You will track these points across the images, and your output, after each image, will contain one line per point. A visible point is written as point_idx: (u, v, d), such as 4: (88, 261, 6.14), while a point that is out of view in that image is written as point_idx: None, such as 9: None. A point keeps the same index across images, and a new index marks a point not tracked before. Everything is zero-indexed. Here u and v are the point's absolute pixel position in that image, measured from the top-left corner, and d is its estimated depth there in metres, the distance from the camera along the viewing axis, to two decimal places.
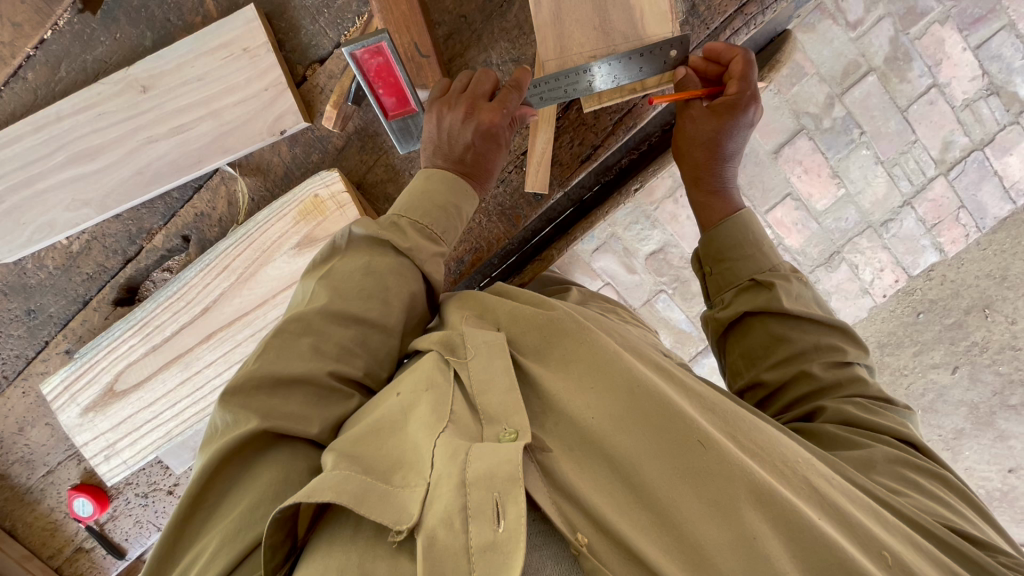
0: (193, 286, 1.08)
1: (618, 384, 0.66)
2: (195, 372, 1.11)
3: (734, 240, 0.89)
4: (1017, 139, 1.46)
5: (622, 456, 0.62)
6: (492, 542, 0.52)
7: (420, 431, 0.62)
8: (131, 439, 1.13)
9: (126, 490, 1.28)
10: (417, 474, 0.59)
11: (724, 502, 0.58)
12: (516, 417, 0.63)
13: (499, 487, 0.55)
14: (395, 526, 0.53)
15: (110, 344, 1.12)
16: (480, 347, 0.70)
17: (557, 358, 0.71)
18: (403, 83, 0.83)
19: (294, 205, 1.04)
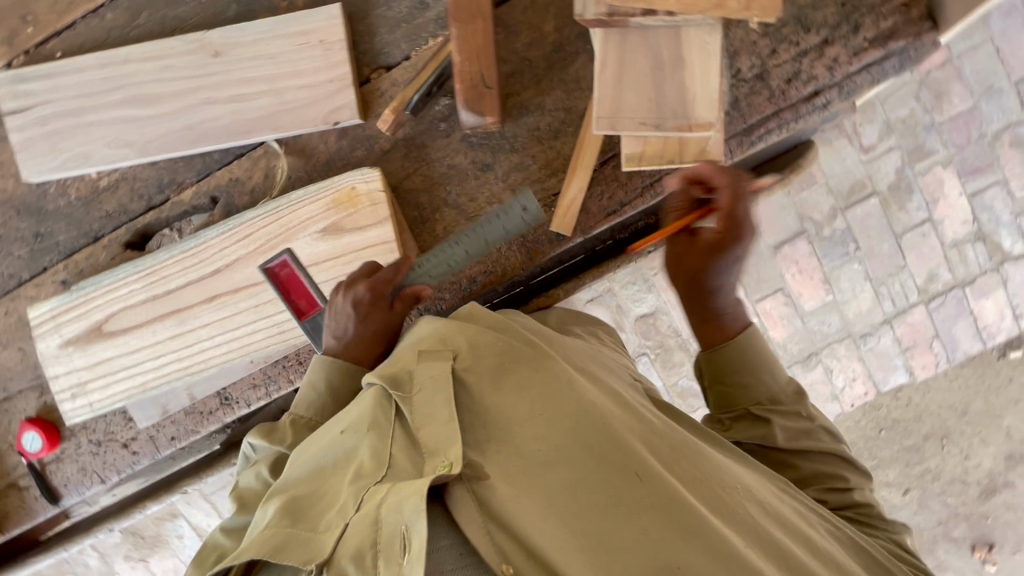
0: (210, 246, 1.10)
1: (565, 412, 0.73)
2: (187, 331, 1.11)
3: (738, 362, 0.91)
4: (995, 286, 1.57)
5: (559, 484, 0.67)
6: (396, 574, 0.59)
7: (352, 474, 0.71)
8: (107, 384, 1.14)
9: (80, 436, 1.23)
10: (345, 513, 0.67)
11: (656, 530, 0.65)
12: (454, 449, 0.69)
13: (407, 518, 0.61)
14: (304, 564, 0.62)
15: (109, 284, 1.12)
16: (426, 382, 0.77)
17: (511, 381, 0.77)
18: (306, 286, 1.06)
19: (329, 193, 1.07)
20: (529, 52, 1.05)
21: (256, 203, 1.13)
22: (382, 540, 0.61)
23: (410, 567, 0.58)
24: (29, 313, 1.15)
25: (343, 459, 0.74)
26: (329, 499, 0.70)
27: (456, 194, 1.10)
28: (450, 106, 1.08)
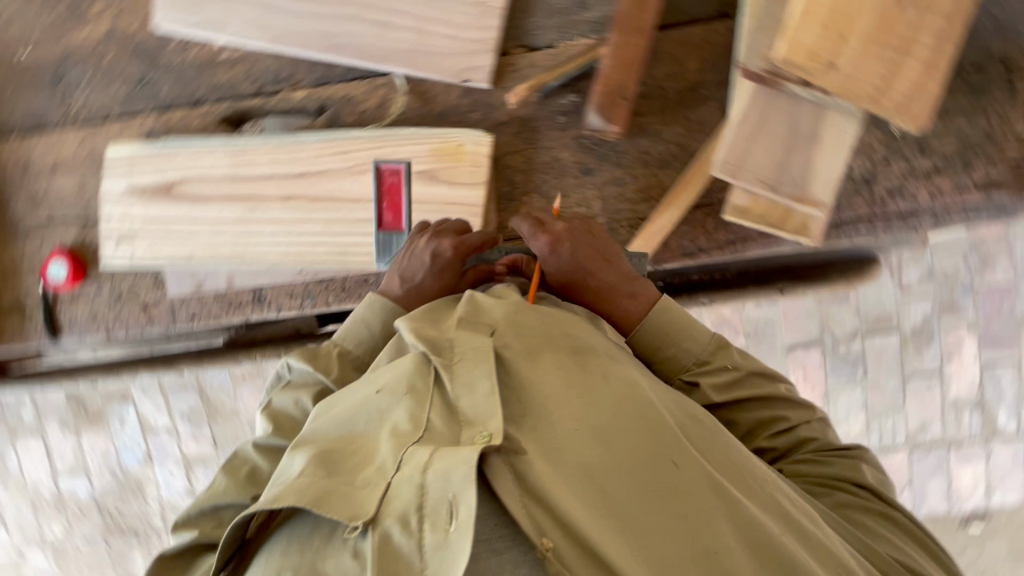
0: (305, 149, 1.12)
1: (606, 393, 0.71)
2: (254, 220, 1.13)
3: (655, 335, 0.92)
4: (979, 456, 1.58)
5: (599, 466, 0.65)
6: (442, 542, 0.58)
7: (389, 435, 0.69)
8: (160, 244, 1.15)
9: (105, 282, 1.22)
10: (386, 473, 0.65)
11: (697, 516, 0.65)
12: (492, 420, 0.67)
13: (456, 487, 0.60)
14: (350, 520, 0.61)
15: (196, 150, 1.14)
16: (468, 352, 0.74)
17: (547, 358, 0.75)
18: (404, 201, 1.09)
19: (437, 141, 1.10)
20: (665, 81, 1.09)
21: (362, 125, 1.15)
22: (428, 507, 0.60)
23: (459, 536, 0.57)
24: (109, 150, 1.16)
25: (376, 418, 0.72)
26: (365, 456, 0.68)
27: (550, 186, 1.13)
28: (576, 103, 1.11)
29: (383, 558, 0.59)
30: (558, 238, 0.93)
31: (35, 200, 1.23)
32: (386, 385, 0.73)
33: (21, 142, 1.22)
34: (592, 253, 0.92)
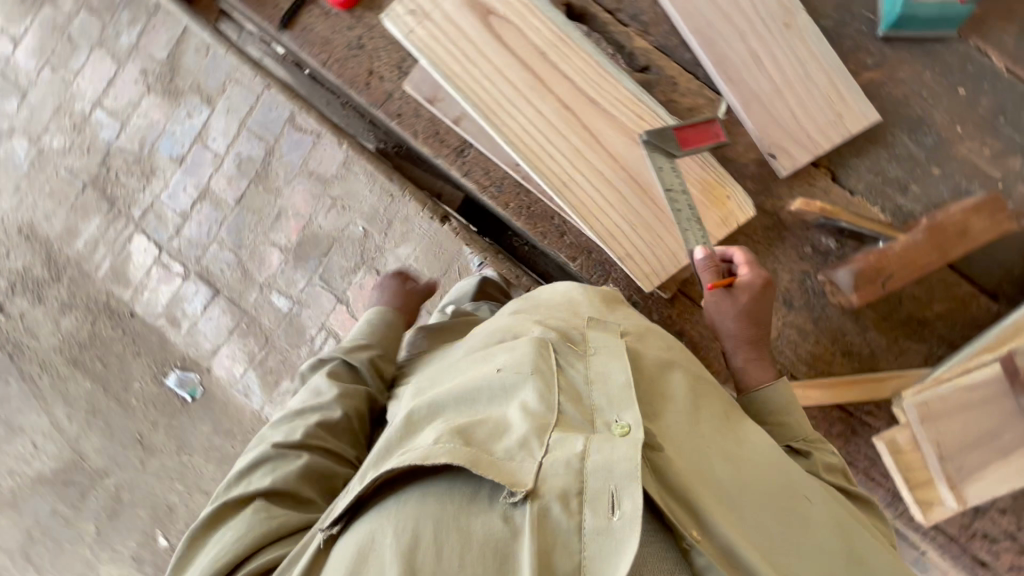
0: (615, 89, 1.10)
1: (715, 432, 1.04)
2: (525, 97, 1.10)
3: (782, 401, 1.18)
4: None
5: (715, 475, 0.96)
6: (607, 525, 0.84)
7: (520, 406, 1.00)
8: (438, 43, 1.11)
9: (361, 34, 1.26)
10: (526, 450, 0.93)
11: (800, 523, 0.94)
12: (625, 413, 0.99)
13: (616, 482, 0.87)
14: (514, 487, 0.87)
15: (535, 7, 1.10)
16: (604, 348, 1.12)
17: (668, 390, 1.09)
18: (709, 138, 1.05)
19: (710, 178, 1.11)
20: (909, 295, 1.33)
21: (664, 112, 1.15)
22: (589, 493, 0.87)
23: (624, 522, 0.83)
24: None
25: (500, 394, 1.04)
26: (491, 431, 0.97)
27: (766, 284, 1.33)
28: (835, 252, 1.29)
29: (545, 524, 0.85)
30: (747, 279, 1.19)
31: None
32: (509, 365, 1.07)
33: None
34: (759, 311, 1.22)
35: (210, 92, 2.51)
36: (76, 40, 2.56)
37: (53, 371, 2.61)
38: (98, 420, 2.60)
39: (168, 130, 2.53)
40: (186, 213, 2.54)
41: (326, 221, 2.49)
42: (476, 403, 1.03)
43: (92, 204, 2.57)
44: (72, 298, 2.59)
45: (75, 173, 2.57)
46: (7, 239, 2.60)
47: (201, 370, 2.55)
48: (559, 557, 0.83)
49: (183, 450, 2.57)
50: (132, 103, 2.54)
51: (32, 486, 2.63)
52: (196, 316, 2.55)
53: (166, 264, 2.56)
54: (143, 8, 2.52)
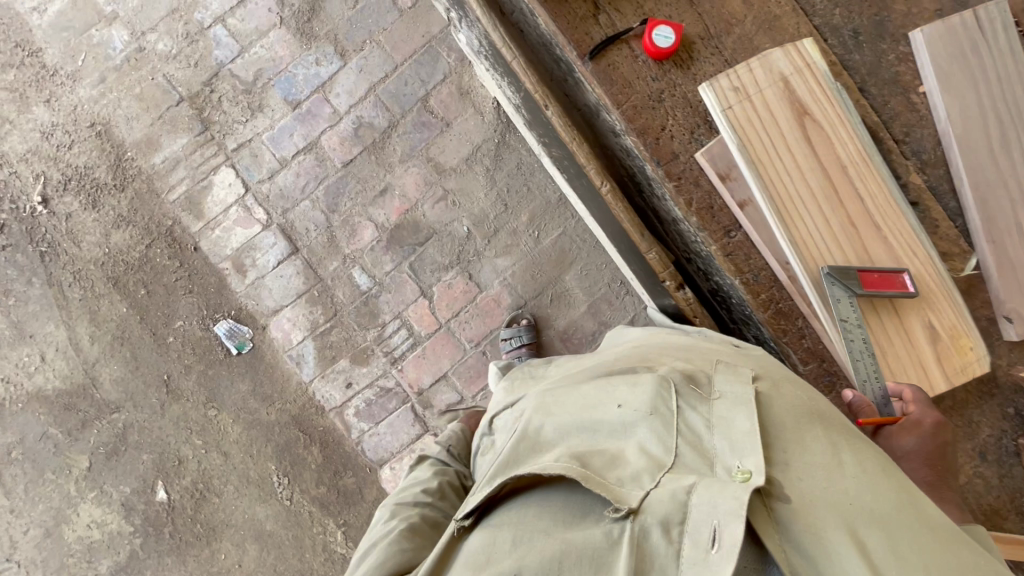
0: (900, 219, 1.14)
1: (859, 480, 0.87)
2: (815, 199, 1.12)
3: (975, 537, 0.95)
4: None
5: (848, 531, 0.81)
6: (704, 558, 0.79)
7: (642, 439, 0.97)
8: (752, 125, 1.11)
9: (666, 88, 1.17)
10: (636, 482, 0.91)
11: None
12: (750, 460, 0.88)
13: (720, 517, 0.80)
14: (618, 503, 0.87)
15: (847, 120, 1.14)
16: (735, 388, 1.02)
17: (815, 428, 0.95)
18: (894, 287, 1.10)
19: (961, 328, 1.14)
20: None
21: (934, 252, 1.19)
22: (690, 524, 0.83)
23: (720, 559, 0.77)
24: (804, 41, 1.13)
25: (621, 429, 1.01)
26: (609, 459, 0.96)
27: None
28: None
29: (640, 548, 0.84)
30: (915, 416, 1.08)
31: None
32: (624, 398, 1.03)
33: None
34: (939, 454, 1.06)
35: (346, 46, 2.38)
36: None
37: (88, 285, 2.37)
38: (124, 350, 2.37)
39: (290, 70, 2.38)
40: (286, 161, 2.38)
41: (431, 210, 2.40)
42: (598, 434, 1.01)
43: (184, 121, 2.37)
44: (132, 213, 2.36)
45: (173, 83, 2.37)
46: (75, 130, 2.36)
47: (256, 326, 2.38)
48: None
49: (211, 403, 2.39)
50: (259, 31, 2.37)
51: (26, 401, 2.36)
52: (266, 270, 2.38)
53: (248, 206, 2.39)
54: None
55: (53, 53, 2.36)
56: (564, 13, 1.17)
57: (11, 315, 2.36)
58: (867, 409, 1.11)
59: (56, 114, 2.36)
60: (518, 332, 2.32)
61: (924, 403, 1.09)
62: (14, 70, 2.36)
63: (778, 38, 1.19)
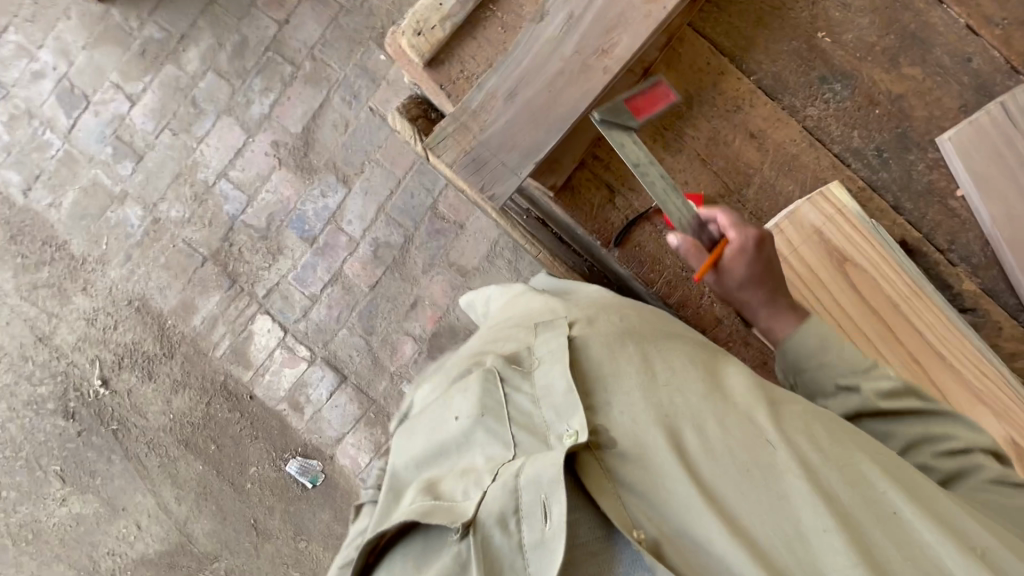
0: (962, 340, 1.10)
1: (684, 389, 0.84)
2: (872, 343, 1.10)
3: (807, 351, 0.95)
4: None
5: (679, 449, 0.77)
6: (542, 542, 0.71)
7: (478, 440, 0.82)
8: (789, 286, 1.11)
9: None
10: (477, 488, 0.77)
11: (796, 488, 0.73)
12: (574, 420, 0.80)
13: (547, 490, 0.72)
14: (452, 523, 0.74)
15: (888, 253, 1.10)
16: (550, 349, 0.88)
17: (632, 348, 0.89)
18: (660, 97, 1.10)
19: None
20: None
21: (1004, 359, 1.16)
22: (525, 510, 0.72)
23: (555, 536, 0.70)
24: (829, 186, 1.11)
25: (463, 440, 0.84)
26: (457, 476, 0.81)
27: None
28: None
29: (487, 556, 0.72)
30: (738, 242, 0.97)
31: (719, 143, 1.15)
32: (446, 410, 0.87)
33: (753, 87, 1.15)
34: (768, 267, 0.98)
35: (347, 172, 2.39)
36: (202, 105, 2.41)
37: (162, 451, 2.49)
38: (210, 504, 2.49)
39: (300, 208, 2.41)
40: (315, 296, 2.43)
41: (463, 313, 2.40)
42: (442, 461, 0.85)
43: (212, 280, 2.44)
44: (186, 376, 2.46)
45: (193, 246, 2.43)
46: (115, 311, 2.46)
47: (324, 458, 2.47)
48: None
49: (300, 537, 2.49)
50: (261, 177, 2.41)
51: (133, 568, 2.51)
52: (321, 403, 2.46)
53: (291, 346, 2.46)
54: (278, 77, 2.38)
55: (77, 243, 2.45)
56: (581, 204, 1.16)
57: (101, 493, 2.50)
58: (693, 254, 0.98)
59: (94, 299, 2.46)
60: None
61: (740, 225, 0.98)
62: (47, 267, 2.47)
63: (801, 178, 1.15)
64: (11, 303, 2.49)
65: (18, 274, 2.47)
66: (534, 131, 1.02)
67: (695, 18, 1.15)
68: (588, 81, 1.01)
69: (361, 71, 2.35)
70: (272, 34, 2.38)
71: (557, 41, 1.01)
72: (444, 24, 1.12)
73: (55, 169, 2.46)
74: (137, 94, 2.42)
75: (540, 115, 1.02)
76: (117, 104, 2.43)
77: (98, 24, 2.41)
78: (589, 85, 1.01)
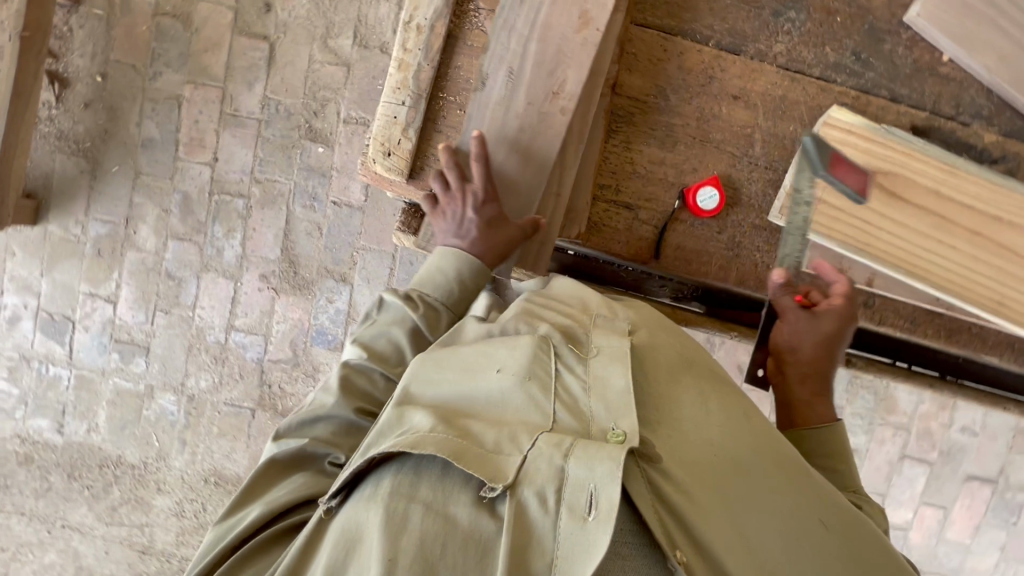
0: (1012, 195, 1.11)
1: (735, 435, 0.86)
2: (931, 237, 1.11)
3: (829, 446, 1.07)
4: (1003, 531, 2.46)
5: (724, 490, 0.80)
6: (581, 528, 0.66)
7: (523, 402, 0.81)
8: (838, 219, 1.10)
9: (735, 232, 1.16)
10: (513, 445, 0.74)
11: (808, 551, 0.80)
12: (623, 423, 0.78)
13: (595, 480, 0.68)
14: (492, 480, 0.69)
15: (909, 148, 1.10)
16: (608, 350, 0.89)
17: (686, 381, 0.91)
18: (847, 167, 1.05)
19: None
20: None
21: None
22: (565, 488, 0.68)
23: (599, 526, 0.65)
24: (830, 112, 1.10)
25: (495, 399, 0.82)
26: (491, 424, 0.78)
27: None
28: None
29: (518, 522, 0.68)
30: (835, 308, 1.07)
31: (709, 119, 1.14)
32: (505, 369, 0.85)
33: (716, 52, 1.14)
34: (832, 346, 1.09)
35: (342, 270, 2.33)
36: (177, 274, 2.37)
37: None
38: None
39: (315, 324, 2.35)
40: None
41: None
42: (473, 404, 0.82)
43: (269, 427, 2.41)
44: None
45: (237, 403, 2.41)
46: (197, 494, 2.46)
47: None
48: (533, 557, 0.66)
49: None
50: (266, 312, 2.37)
51: None
52: None
53: None
54: (234, 215, 2.34)
55: (132, 452, 2.46)
56: (608, 235, 1.16)
57: None
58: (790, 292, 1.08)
59: (174, 493, 2.47)
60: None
61: (846, 295, 1.08)
62: (116, 486, 2.47)
63: (798, 116, 1.15)
64: (101, 533, 2.51)
65: (94, 503, 2.49)
66: (552, 195, 1.10)
67: (634, 14, 1.13)
68: (552, 128, 1.06)
69: (309, 172, 2.30)
70: (208, 177, 2.33)
71: (508, 100, 1.06)
72: (407, 133, 1.10)
73: (75, 397, 2.45)
74: (114, 293, 2.39)
75: (520, 177, 1.08)
76: (100, 310, 2.40)
77: (37, 245, 2.41)
78: (557, 131, 1.06)
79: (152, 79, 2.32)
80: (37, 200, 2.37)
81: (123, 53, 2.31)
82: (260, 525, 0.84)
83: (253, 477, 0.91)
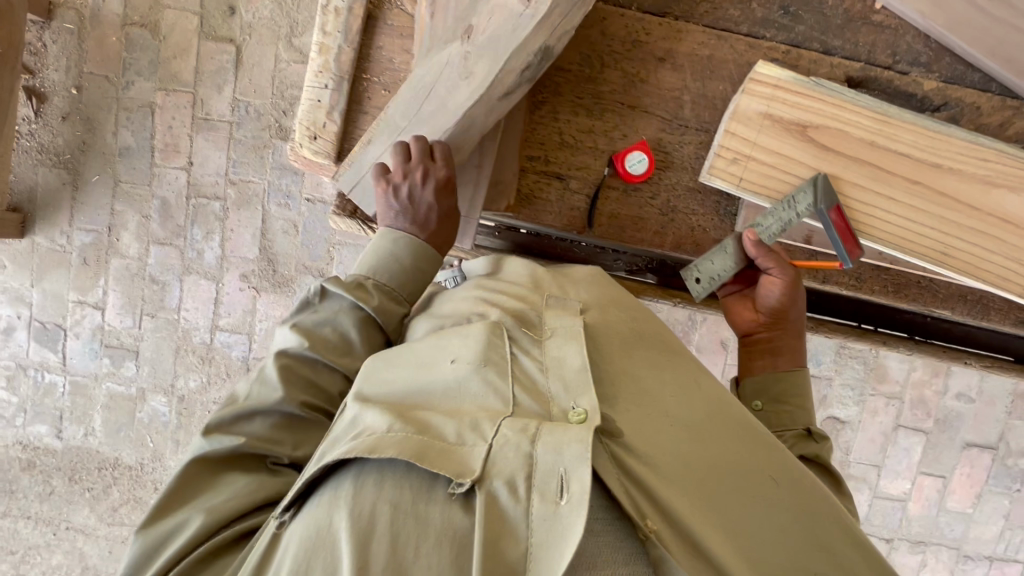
0: (946, 138, 1.07)
1: (690, 402, 0.85)
2: (868, 188, 1.08)
3: (797, 391, 1.08)
4: (1005, 498, 2.39)
5: (686, 455, 0.78)
6: (555, 513, 0.64)
7: (481, 386, 0.79)
8: (765, 176, 1.08)
9: (669, 196, 1.15)
10: (476, 434, 0.71)
11: (779, 512, 0.77)
12: (583, 399, 0.77)
13: (564, 463, 0.67)
14: (459, 476, 0.66)
15: (843, 99, 1.07)
16: (561, 329, 0.86)
17: (639, 354, 0.90)
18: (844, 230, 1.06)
19: None
20: None
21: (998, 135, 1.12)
22: (535, 478, 0.67)
23: (573, 510, 0.63)
24: (757, 68, 1.08)
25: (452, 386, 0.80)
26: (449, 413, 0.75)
27: None
28: None
29: (490, 514, 0.65)
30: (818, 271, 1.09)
31: (638, 84, 1.13)
32: (459, 356, 0.83)
33: (639, 15, 1.12)
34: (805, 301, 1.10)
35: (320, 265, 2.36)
36: (161, 278, 2.43)
37: None
38: None
39: None
40: None
41: None
42: (429, 395, 0.80)
43: None
44: None
45: None
46: None
47: None
48: (507, 544, 0.63)
49: None
50: (248, 311, 2.41)
51: None
52: None
53: None
54: (212, 217, 2.38)
55: (128, 454, 2.52)
56: (540, 207, 1.16)
57: None
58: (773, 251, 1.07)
59: None
60: (452, 274, 1.16)
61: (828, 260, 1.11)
62: (115, 487, 2.54)
63: (727, 74, 1.13)
64: (103, 533, 2.58)
65: (96, 505, 2.57)
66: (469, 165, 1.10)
67: None
68: None
69: (281, 171, 2.33)
70: (185, 181, 2.38)
71: None
72: (332, 116, 1.11)
73: (71, 403, 2.52)
74: (101, 300, 2.46)
75: None
76: (90, 317, 2.47)
77: (26, 257, 2.48)
78: None
79: (125, 88, 2.37)
80: (24, 213, 2.45)
81: (96, 65, 2.36)
82: (205, 533, 0.81)
83: (178, 479, 0.86)
